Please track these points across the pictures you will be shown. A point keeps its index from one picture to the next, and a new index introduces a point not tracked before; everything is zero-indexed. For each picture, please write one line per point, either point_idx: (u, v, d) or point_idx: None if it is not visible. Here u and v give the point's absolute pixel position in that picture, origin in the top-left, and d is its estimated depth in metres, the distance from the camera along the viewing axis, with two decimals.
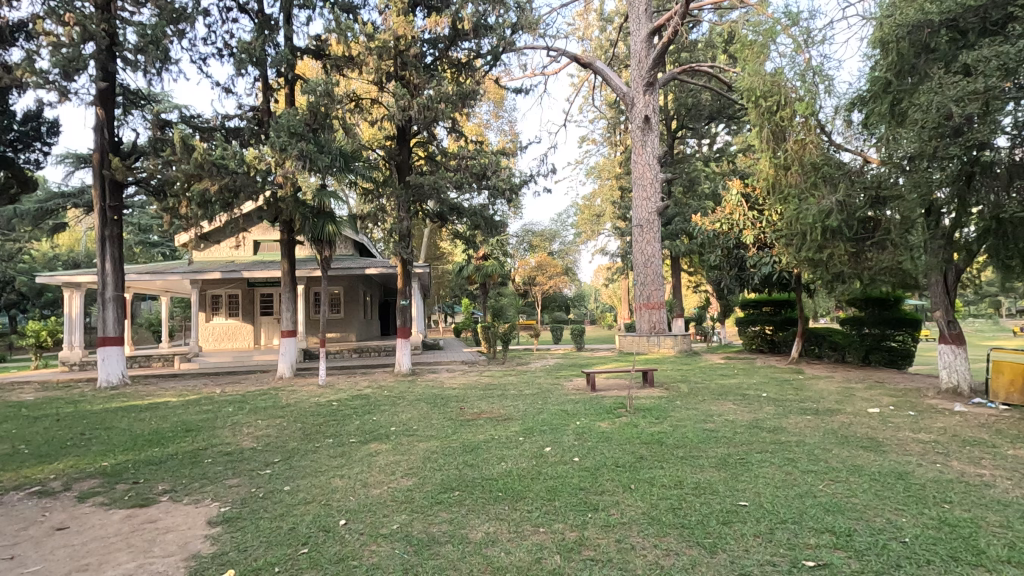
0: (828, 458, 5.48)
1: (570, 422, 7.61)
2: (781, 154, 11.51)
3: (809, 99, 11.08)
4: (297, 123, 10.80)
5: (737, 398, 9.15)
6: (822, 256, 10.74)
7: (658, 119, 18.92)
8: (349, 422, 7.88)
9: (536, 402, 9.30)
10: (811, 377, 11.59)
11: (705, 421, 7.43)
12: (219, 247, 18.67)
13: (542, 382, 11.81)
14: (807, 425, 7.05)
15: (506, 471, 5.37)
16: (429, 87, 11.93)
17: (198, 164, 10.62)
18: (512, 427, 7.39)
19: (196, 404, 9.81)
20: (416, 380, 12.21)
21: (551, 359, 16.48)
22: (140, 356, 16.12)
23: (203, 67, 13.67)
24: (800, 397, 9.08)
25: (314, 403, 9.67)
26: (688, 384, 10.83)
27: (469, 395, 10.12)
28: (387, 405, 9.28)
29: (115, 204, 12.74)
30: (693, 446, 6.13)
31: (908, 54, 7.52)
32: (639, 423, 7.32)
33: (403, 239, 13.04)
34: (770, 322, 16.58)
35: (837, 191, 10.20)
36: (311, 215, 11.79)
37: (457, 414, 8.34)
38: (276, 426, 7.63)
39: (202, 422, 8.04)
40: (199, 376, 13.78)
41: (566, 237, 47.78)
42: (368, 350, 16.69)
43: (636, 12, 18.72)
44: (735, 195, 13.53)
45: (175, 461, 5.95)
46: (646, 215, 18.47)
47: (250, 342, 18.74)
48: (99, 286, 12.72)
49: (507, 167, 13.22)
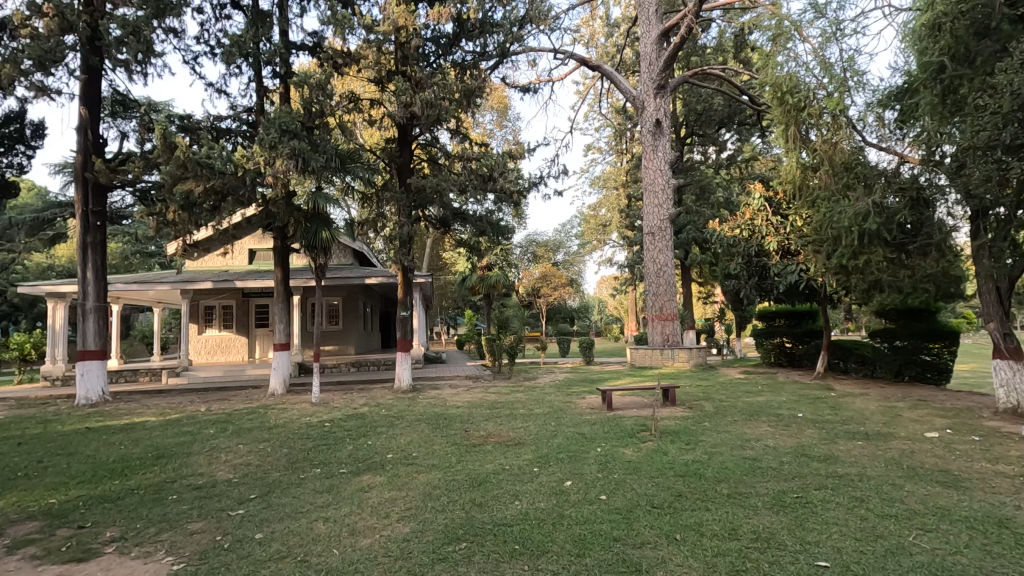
0: (904, 498, 4.63)
1: (590, 448, 6.76)
2: (809, 154, 10.78)
3: (840, 93, 10.35)
4: (290, 119, 10.04)
5: (771, 419, 8.25)
6: (858, 263, 9.83)
7: (669, 124, 18.22)
8: (342, 447, 7.03)
9: (548, 423, 8.42)
10: (844, 394, 10.70)
11: (743, 447, 6.55)
12: (213, 256, 17.98)
13: (553, 399, 10.96)
14: (862, 452, 6.18)
15: (522, 513, 4.53)
16: (430, 83, 11.16)
17: (182, 163, 9.78)
18: (525, 454, 6.54)
19: (176, 425, 8.94)
20: (417, 398, 11.32)
21: (560, 374, 15.58)
22: (127, 370, 15.26)
23: (196, 66, 13.03)
24: (842, 419, 8.19)
25: (304, 424, 8.80)
26: (713, 402, 9.93)
27: (475, 414, 9.28)
28: (384, 426, 8.41)
29: (99, 210, 12.01)
30: (737, 480, 5.25)
31: (965, 36, 6.79)
32: (668, 450, 6.45)
33: (404, 246, 12.19)
34: (790, 334, 15.71)
35: (873, 192, 9.45)
36: (303, 220, 10.94)
37: (462, 437, 7.49)
38: (258, 453, 6.77)
39: (178, 447, 7.21)
40: (186, 393, 12.92)
41: (571, 247, 47.05)
42: (366, 364, 15.85)
43: (646, 14, 18.04)
44: (757, 200, 12.73)
45: (134, 498, 5.11)
46: (658, 222, 17.67)
47: (243, 355, 17.91)
48: (80, 296, 11.91)
49: (514, 169, 12.48)
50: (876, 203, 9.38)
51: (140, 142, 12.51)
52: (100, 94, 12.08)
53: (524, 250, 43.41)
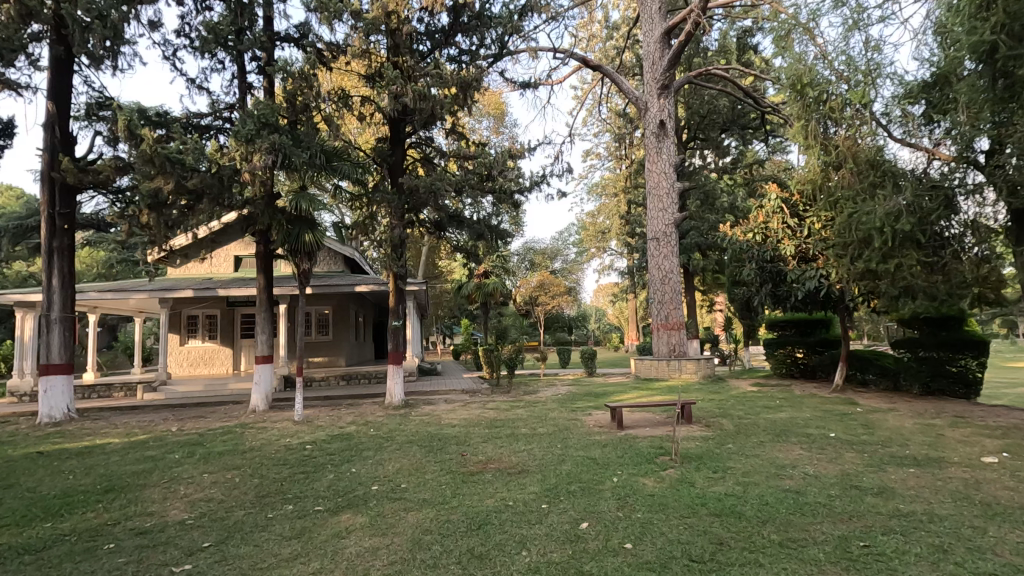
0: (995, 549, 3.80)
1: (604, 477, 5.90)
2: (831, 151, 10.07)
3: (865, 84, 9.60)
4: (269, 110, 9.16)
5: (803, 440, 7.41)
6: (888, 268, 9.00)
7: (673, 125, 17.52)
8: (322, 477, 6.16)
9: (554, 445, 7.55)
10: (871, 409, 9.89)
11: (780, 476, 5.71)
12: (196, 263, 17.09)
13: (557, 416, 10.09)
14: (920, 483, 5.36)
15: (531, 569, 3.69)
16: (423, 75, 10.42)
17: (148, 158, 8.81)
18: (533, 485, 5.69)
19: (140, 449, 8.01)
20: (409, 416, 10.44)
21: (563, 387, 14.67)
22: (100, 386, 14.29)
23: (176, 61, 12.27)
24: (881, 440, 7.36)
25: (282, 447, 7.90)
26: (733, 420, 9.09)
27: (472, 434, 8.41)
28: (371, 450, 7.54)
29: (66, 212, 11.13)
30: (784, 521, 4.42)
31: (1021, 11, 6.05)
32: (695, 481, 5.61)
33: (396, 250, 11.38)
34: (801, 344, 15.02)
35: (904, 191, 8.77)
36: (284, 221, 10.11)
37: (458, 464, 6.62)
38: (224, 484, 5.89)
39: (133, 477, 6.32)
40: (161, 410, 11.99)
41: (569, 255, 46.34)
42: (356, 377, 15.01)
43: (649, 13, 17.45)
44: (774, 201, 11.98)
45: (61, 549, 4.23)
46: (663, 227, 16.93)
47: (228, 367, 16.98)
48: (44, 306, 11.01)
49: (515, 167, 11.68)
50: (909, 202, 8.69)
51: (114, 141, 11.67)
52: (70, 88, 11.28)
53: (521, 259, 42.65)
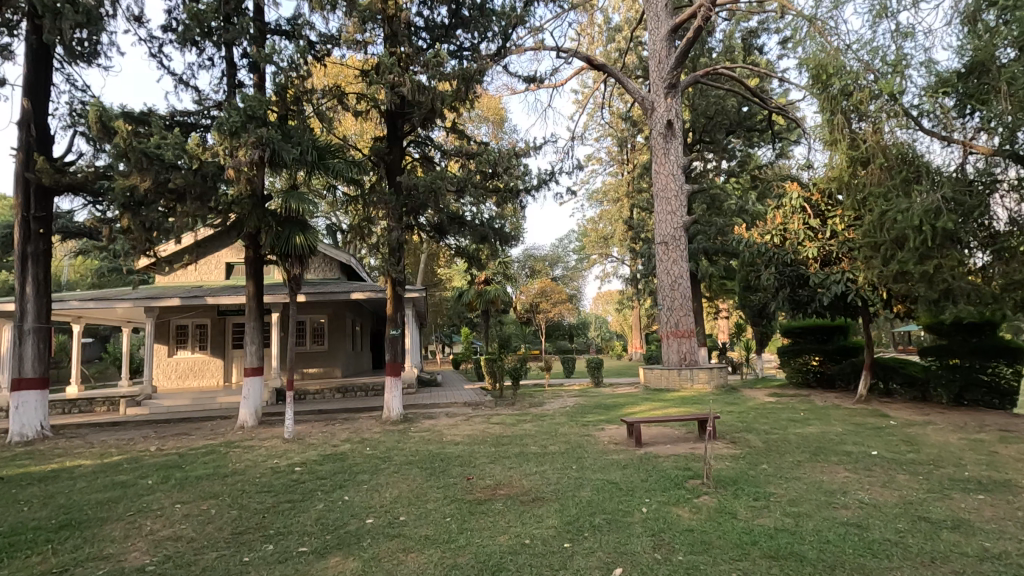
0: None
1: (631, 507, 5.19)
2: (859, 145, 9.41)
3: (896, 73, 8.97)
4: (255, 100, 8.49)
5: (844, 459, 6.70)
6: (927, 269, 8.34)
7: (680, 126, 16.91)
8: (311, 508, 5.43)
9: (569, 467, 6.83)
10: (907, 422, 9.16)
11: (833, 506, 4.99)
12: (185, 270, 16.38)
13: (567, 431, 9.37)
14: (999, 513, 4.66)
15: None
16: (421, 65, 9.79)
17: (124, 153, 8.11)
18: (550, 517, 4.98)
19: (112, 472, 7.26)
20: (408, 432, 9.70)
21: (569, 398, 13.94)
22: (82, 400, 13.50)
23: (162, 57, 11.65)
24: (931, 458, 6.65)
25: (269, 469, 7.17)
26: (760, 436, 8.37)
27: (478, 454, 7.69)
28: (367, 473, 6.81)
29: (42, 216, 10.44)
30: (856, 566, 3.71)
31: None
32: (737, 512, 4.91)
33: (394, 254, 10.70)
34: (820, 351, 14.35)
35: (942, 187, 8.18)
36: (274, 222, 9.42)
37: (463, 490, 5.89)
38: (198, 518, 5.16)
39: (97, 508, 5.58)
40: (144, 426, 11.22)
41: (569, 262, 45.72)
42: (353, 389, 14.26)
43: (655, 11, 16.93)
44: (794, 200, 11.32)
45: None
46: (672, 230, 16.26)
47: (218, 379, 16.22)
48: (17, 315, 10.29)
49: (520, 164, 11.05)
50: (949, 198, 8.08)
51: (95, 140, 11.01)
52: (47, 84, 10.62)
53: (521, 265, 41.79)
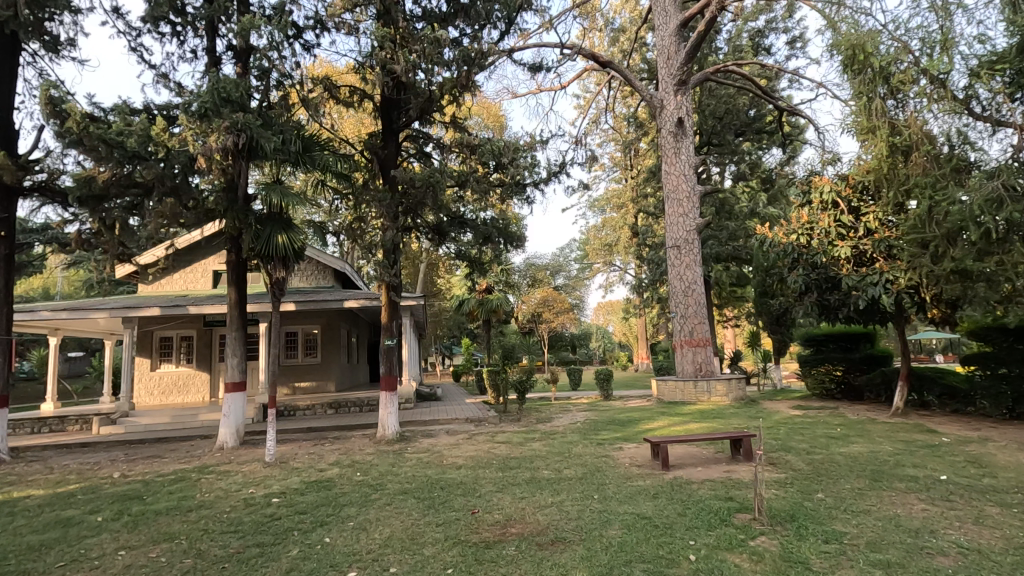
0: None
1: (674, 553, 4.21)
2: (901, 131, 8.51)
3: (942, 51, 8.09)
4: (229, 81, 7.63)
5: (913, 486, 5.73)
6: (987, 267, 7.39)
7: (691, 124, 16.09)
8: (280, 556, 4.44)
9: (590, 496, 5.87)
10: (963, 439, 8.17)
11: (928, 552, 4.03)
12: (171, 279, 15.49)
13: (582, 451, 8.39)
14: None
15: None
16: (418, 50, 8.94)
17: (84, 140, 7.29)
18: (577, 568, 4.00)
19: (59, 506, 6.27)
20: (404, 453, 8.71)
21: (578, 413, 12.93)
22: (52, 418, 12.50)
23: (141, 48, 10.93)
24: (1015, 486, 5.66)
25: (243, 501, 6.21)
26: (801, 456, 7.40)
27: (483, 480, 6.72)
28: (354, 506, 5.83)
29: (3, 217, 9.51)
30: None
31: None
32: (810, 561, 3.94)
33: (388, 256, 9.73)
34: (844, 361, 13.43)
35: (1001, 173, 7.28)
36: (254, 221, 8.50)
37: (467, 529, 4.92)
38: (141, 571, 4.18)
39: (24, 557, 4.59)
40: (113, 449, 10.20)
41: (570, 271, 44.79)
42: (346, 406, 13.23)
43: (663, 5, 16.17)
44: (824, 195, 10.46)
45: None
46: (684, 233, 15.37)
47: (203, 395, 15.24)
48: None
49: (524, 158, 10.15)
50: (1009, 184, 7.17)
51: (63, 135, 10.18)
52: (11, 75, 9.79)
53: (522, 274, 40.80)
